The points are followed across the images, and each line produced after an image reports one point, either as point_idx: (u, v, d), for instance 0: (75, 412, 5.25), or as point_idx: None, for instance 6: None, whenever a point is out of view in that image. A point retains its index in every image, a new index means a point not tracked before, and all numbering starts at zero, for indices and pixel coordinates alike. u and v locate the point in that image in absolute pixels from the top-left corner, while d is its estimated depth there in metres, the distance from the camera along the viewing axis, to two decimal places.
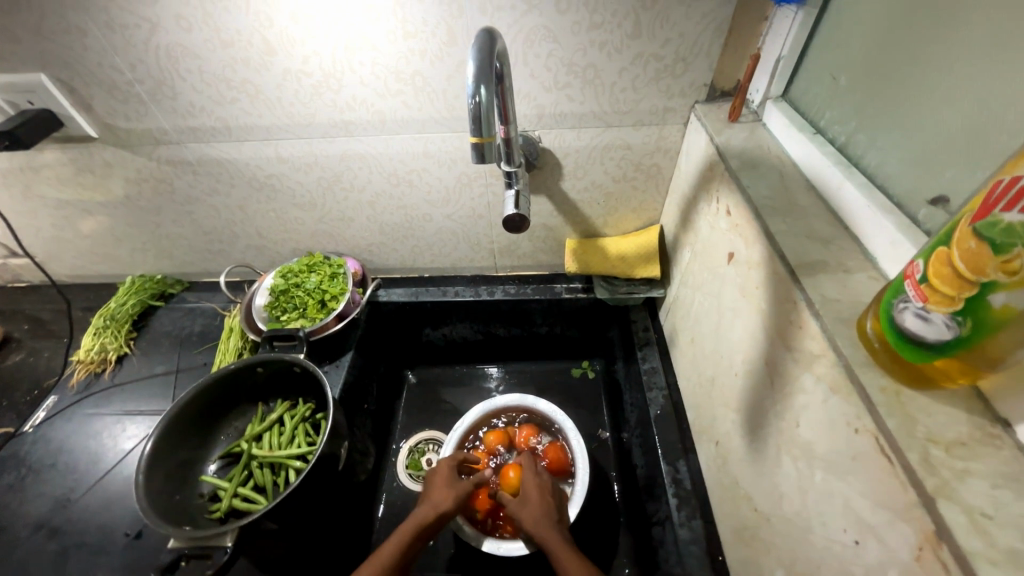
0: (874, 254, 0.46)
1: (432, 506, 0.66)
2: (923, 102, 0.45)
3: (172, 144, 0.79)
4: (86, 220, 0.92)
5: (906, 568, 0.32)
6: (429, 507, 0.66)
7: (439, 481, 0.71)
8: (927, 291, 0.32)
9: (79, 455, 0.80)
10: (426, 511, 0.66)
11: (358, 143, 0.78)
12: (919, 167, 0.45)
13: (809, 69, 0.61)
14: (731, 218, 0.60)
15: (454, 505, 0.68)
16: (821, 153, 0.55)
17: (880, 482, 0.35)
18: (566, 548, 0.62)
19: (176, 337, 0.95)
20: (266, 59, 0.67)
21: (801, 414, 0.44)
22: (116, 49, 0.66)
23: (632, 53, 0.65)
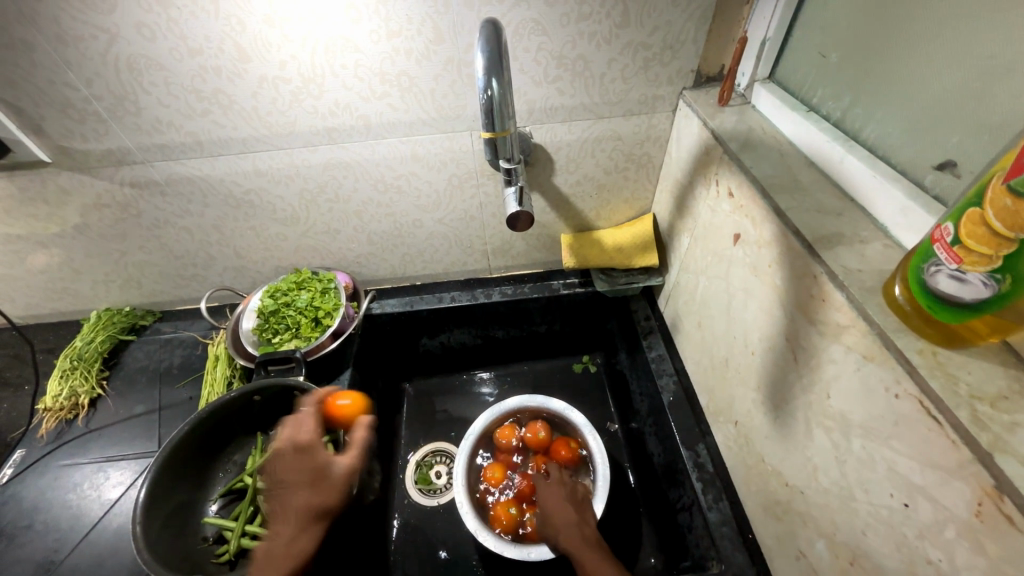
0: (885, 224, 0.48)
1: (296, 524, 0.56)
2: (918, 74, 0.47)
3: (137, 164, 0.73)
4: (39, 254, 0.84)
5: (965, 524, 0.33)
6: (302, 523, 0.56)
7: (296, 483, 0.59)
8: (961, 252, 0.34)
9: (58, 511, 0.73)
10: (303, 531, 0.56)
11: (342, 151, 0.74)
12: (921, 136, 0.48)
13: (795, 49, 0.63)
14: (734, 200, 0.60)
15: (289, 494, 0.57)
16: (818, 129, 0.57)
17: (929, 444, 0.35)
18: (586, 546, 0.62)
19: (155, 372, 0.88)
20: (240, 67, 0.63)
21: (831, 385, 0.45)
22: (69, 64, 0.60)
23: (622, 43, 0.65)
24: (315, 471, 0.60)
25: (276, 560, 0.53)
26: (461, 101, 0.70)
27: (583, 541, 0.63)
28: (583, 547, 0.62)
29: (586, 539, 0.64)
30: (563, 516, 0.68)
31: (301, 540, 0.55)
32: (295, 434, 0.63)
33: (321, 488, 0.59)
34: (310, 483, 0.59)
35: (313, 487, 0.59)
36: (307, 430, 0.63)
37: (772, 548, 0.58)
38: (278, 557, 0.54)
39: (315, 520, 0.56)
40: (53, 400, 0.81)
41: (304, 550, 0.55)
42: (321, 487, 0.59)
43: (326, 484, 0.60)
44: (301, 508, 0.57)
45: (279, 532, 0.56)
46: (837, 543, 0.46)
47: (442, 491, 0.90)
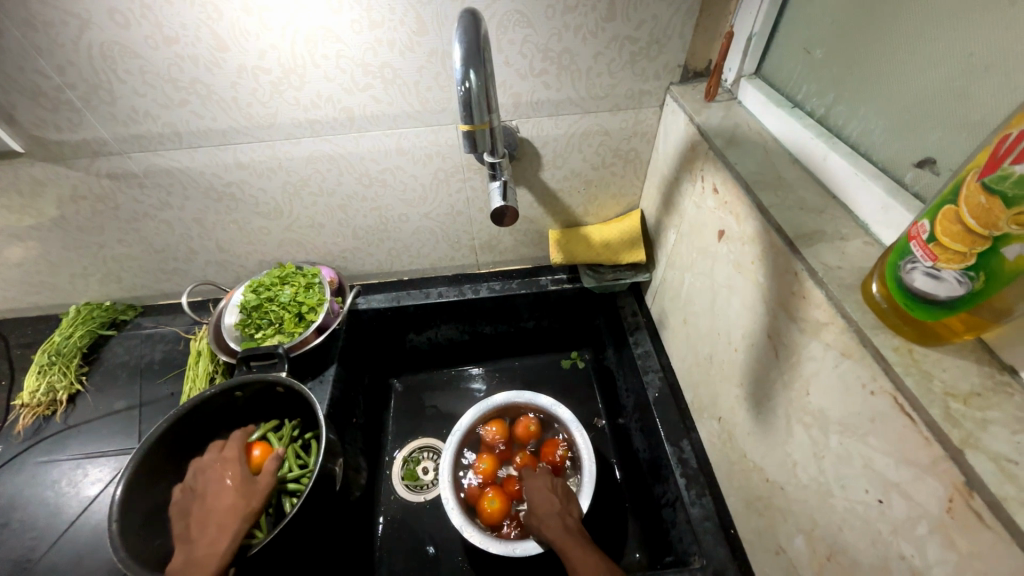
0: (866, 221, 0.48)
1: (215, 528, 0.58)
2: (900, 71, 0.47)
3: (113, 155, 0.71)
4: (15, 247, 0.82)
5: (937, 519, 0.33)
6: (220, 526, 0.58)
7: (218, 487, 0.63)
8: (936, 249, 0.34)
9: (35, 509, 0.72)
10: (222, 534, 0.57)
11: (325, 143, 0.73)
12: (903, 133, 0.48)
13: (781, 45, 0.62)
14: (719, 196, 0.60)
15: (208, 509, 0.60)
16: (803, 126, 0.57)
17: (903, 441, 0.35)
18: (568, 535, 0.62)
19: (136, 367, 0.87)
20: (217, 56, 0.61)
21: (810, 382, 0.45)
22: (39, 51, 0.59)
23: (608, 36, 0.64)
24: (240, 480, 0.64)
25: (197, 563, 0.55)
26: (446, 94, 0.69)
27: (565, 530, 0.63)
28: (565, 536, 0.62)
29: (568, 528, 0.64)
30: (546, 506, 0.68)
31: (228, 540, 0.57)
32: (220, 453, 0.68)
33: (247, 496, 0.62)
34: (234, 486, 0.63)
35: (216, 492, 0.63)
36: (233, 446, 0.68)
37: (752, 543, 0.58)
38: (200, 560, 0.55)
39: (217, 523, 0.59)
40: (29, 395, 0.79)
41: (222, 551, 0.56)
42: (244, 492, 0.62)
43: (247, 490, 0.63)
44: (222, 514, 0.60)
45: (195, 540, 0.58)
46: (815, 538, 0.46)
47: (429, 487, 0.90)
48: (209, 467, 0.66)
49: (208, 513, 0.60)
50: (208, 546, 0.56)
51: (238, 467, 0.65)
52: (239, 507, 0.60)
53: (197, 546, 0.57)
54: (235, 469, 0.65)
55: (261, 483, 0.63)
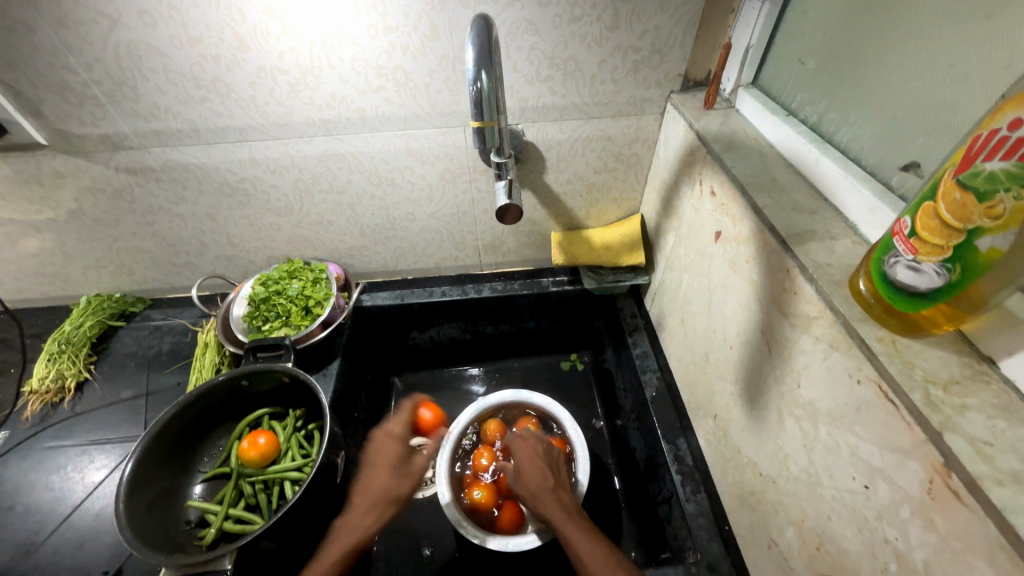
0: (855, 222, 0.50)
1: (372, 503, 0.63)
2: (888, 79, 0.50)
3: (133, 149, 0.74)
4: (31, 238, 0.84)
5: (919, 501, 0.35)
6: (372, 506, 0.62)
7: (378, 463, 0.68)
8: (916, 243, 0.36)
9: (40, 493, 0.73)
10: (369, 509, 0.62)
11: (337, 142, 0.75)
12: (890, 138, 0.50)
13: (776, 56, 0.65)
14: (716, 198, 0.62)
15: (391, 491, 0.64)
16: (797, 132, 0.59)
17: (887, 426, 0.37)
18: (562, 511, 0.63)
19: (143, 358, 0.89)
20: (238, 56, 0.64)
21: (801, 375, 0.47)
22: (69, 47, 0.61)
23: (611, 45, 0.67)
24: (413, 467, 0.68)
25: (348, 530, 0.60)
26: (456, 97, 0.72)
27: (559, 505, 0.64)
28: (559, 513, 0.63)
29: (561, 502, 0.65)
30: (537, 482, 0.68)
31: (379, 517, 0.62)
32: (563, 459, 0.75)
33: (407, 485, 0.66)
34: (389, 467, 0.67)
35: (377, 467, 0.67)
36: (400, 423, 0.74)
37: (745, 538, 0.59)
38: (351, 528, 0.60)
39: (370, 500, 0.63)
40: (38, 382, 0.81)
41: (373, 525, 0.61)
42: (403, 475, 0.67)
43: (410, 471, 0.68)
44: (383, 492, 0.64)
45: (353, 511, 0.62)
46: (805, 529, 0.48)
47: (427, 484, 0.91)
48: (382, 439, 0.70)
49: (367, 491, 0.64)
50: (356, 511, 0.62)
51: (401, 445, 0.70)
52: (393, 488, 0.64)
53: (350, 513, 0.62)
54: (393, 449, 0.69)
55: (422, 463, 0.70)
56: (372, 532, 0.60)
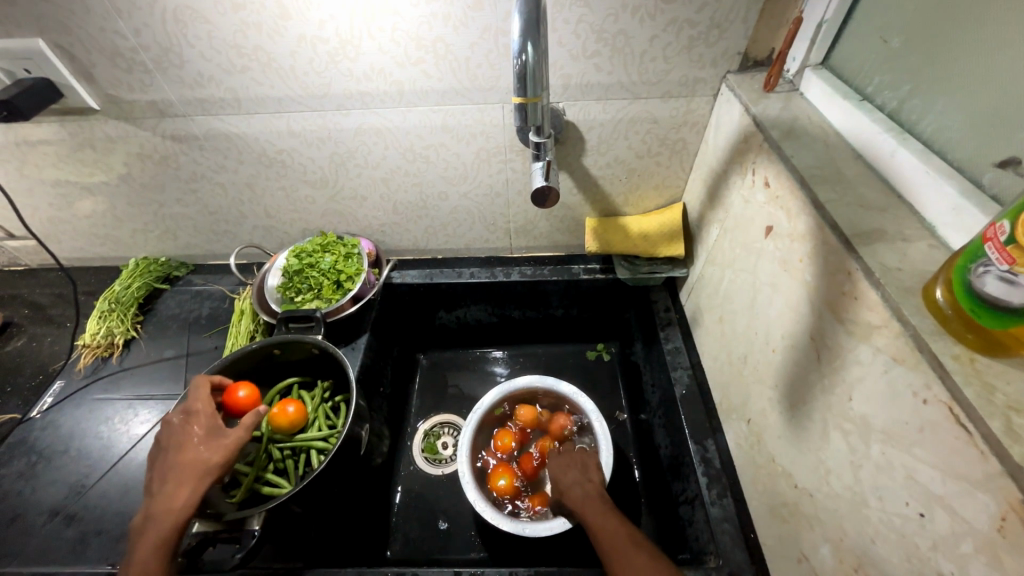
0: (933, 223, 0.45)
1: (177, 482, 0.54)
2: (990, 63, 0.44)
3: (178, 117, 0.75)
4: (85, 200, 0.88)
5: (986, 537, 0.31)
6: (181, 480, 0.54)
7: (183, 444, 0.57)
8: (1015, 252, 0.33)
9: (91, 441, 0.78)
10: (184, 486, 0.54)
11: (374, 116, 0.74)
12: (985, 131, 0.44)
13: (853, 34, 0.59)
14: (771, 190, 0.58)
15: (191, 462, 0.56)
16: (871, 120, 0.53)
17: (955, 452, 0.34)
18: (589, 502, 0.64)
19: (184, 321, 0.93)
20: (280, 24, 0.63)
21: (854, 387, 0.43)
22: (120, 12, 0.62)
23: (666, 19, 0.62)
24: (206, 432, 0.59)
25: (155, 520, 0.52)
26: (496, 72, 0.69)
27: (586, 496, 0.65)
28: (587, 503, 0.64)
29: (589, 494, 0.66)
30: (566, 476, 0.70)
31: (190, 495, 0.53)
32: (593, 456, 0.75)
33: (210, 448, 0.57)
34: (197, 443, 0.57)
35: (180, 450, 0.57)
36: (200, 399, 0.63)
37: (773, 549, 0.57)
38: (158, 515, 0.52)
39: (180, 476, 0.54)
40: (91, 337, 0.86)
41: (184, 505, 0.53)
42: (209, 447, 0.57)
43: (213, 443, 0.58)
44: (188, 464, 0.55)
45: (157, 491, 0.54)
46: (842, 548, 0.45)
47: (447, 462, 0.92)
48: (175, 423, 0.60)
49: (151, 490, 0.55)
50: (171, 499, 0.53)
51: (206, 422, 0.60)
52: (202, 461, 0.56)
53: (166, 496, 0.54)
54: (203, 425, 0.60)
55: (227, 440, 0.58)
56: (183, 514, 0.52)
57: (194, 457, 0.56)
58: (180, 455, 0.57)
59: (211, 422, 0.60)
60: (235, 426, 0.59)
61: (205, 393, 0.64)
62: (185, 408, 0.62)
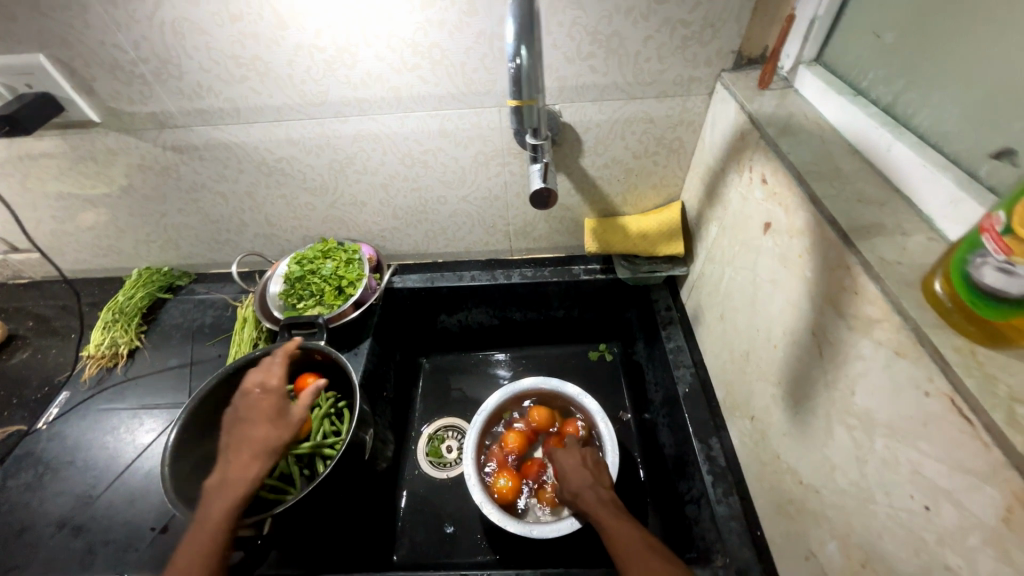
0: (931, 216, 0.45)
1: (248, 455, 0.56)
2: (983, 55, 0.44)
3: (178, 128, 0.76)
4: (88, 212, 0.89)
5: (993, 530, 0.31)
6: (252, 454, 0.56)
7: (255, 419, 0.59)
8: (1010, 242, 0.32)
9: (97, 451, 0.78)
10: (252, 459, 0.55)
11: (372, 122, 0.75)
12: (981, 123, 0.44)
13: (846, 30, 0.59)
14: (768, 187, 0.58)
15: (261, 437, 0.57)
16: (866, 114, 0.53)
17: (959, 445, 0.34)
18: (602, 506, 0.64)
19: (188, 330, 0.93)
20: (276, 34, 0.64)
21: (857, 382, 0.43)
22: (119, 26, 0.63)
23: (660, 19, 0.62)
24: (274, 410, 0.60)
25: (227, 487, 0.54)
26: (492, 76, 0.69)
27: (598, 501, 0.65)
28: (599, 508, 0.64)
29: (602, 499, 0.66)
30: (578, 480, 0.70)
31: (258, 470, 0.55)
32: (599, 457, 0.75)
33: (278, 427, 0.58)
34: (266, 420, 0.59)
35: (251, 424, 0.58)
36: (275, 375, 0.64)
37: (780, 546, 0.57)
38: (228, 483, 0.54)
39: (249, 450, 0.56)
40: (95, 348, 0.86)
41: (251, 479, 0.54)
42: (278, 425, 0.58)
43: (282, 422, 0.59)
44: (258, 440, 0.57)
45: (229, 459, 0.56)
46: (850, 544, 0.45)
47: (452, 466, 0.92)
48: (252, 395, 0.61)
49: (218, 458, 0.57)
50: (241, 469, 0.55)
51: (276, 398, 0.61)
52: (272, 438, 0.57)
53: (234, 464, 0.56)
54: (274, 402, 0.61)
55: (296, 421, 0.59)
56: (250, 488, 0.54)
57: (263, 434, 0.57)
58: (251, 429, 0.58)
59: (280, 398, 0.61)
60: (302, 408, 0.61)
61: (279, 369, 0.65)
62: (262, 381, 0.63)
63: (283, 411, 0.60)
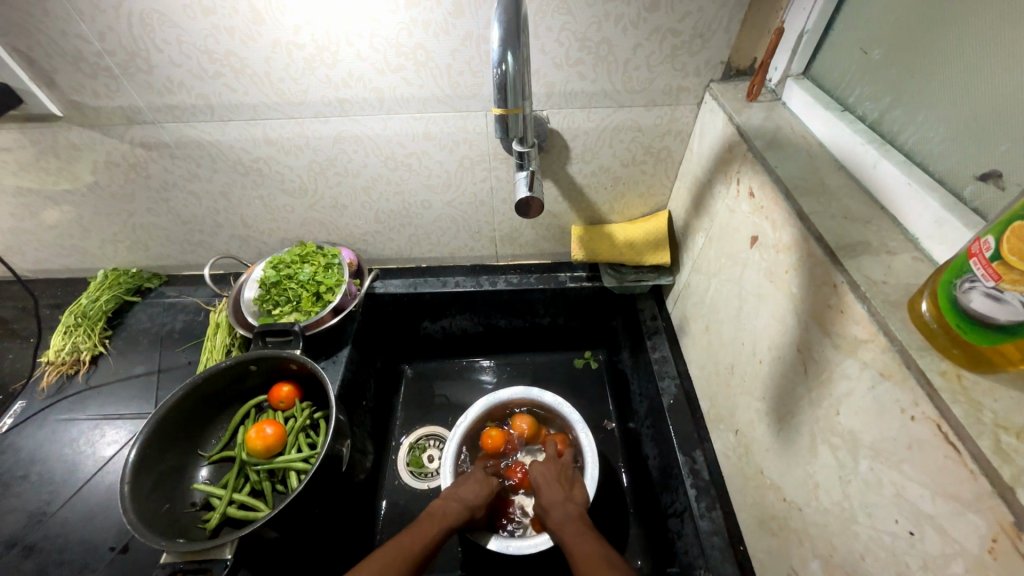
0: (916, 235, 0.45)
1: (428, 516, 0.65)
2: (968, 76, 0.44)
3: (147, 124, 0.72)
4: (50, 210, 0.84)
5: (977, 560, 0.31)
6: (429, 520, 0.65)
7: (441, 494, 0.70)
8: (1000, 269, 0.32)
9: (54, 464, 0.74)
10: (426, 525, 0.64)
11: (354, 124, 0.72)
12: (966, 143, 0.44)
13: (833, 44, 0.59)
14: (755, 200, 0.57)
15: (440, 505, 0.67)
16: (853, 130, 0.53)
17: (945, 472, 0.33)
18: (569, 523, 0.65)
19: (156, 335, 0.89)
20: (252, 30, 0.61)
21: (842, 402, 0.43)
22: (82, 16, 0.59)
23: (650, 28, 0.61)
24: (450, 490, 0.71)
25: (411, 537, 0.62)
26: (478, 79, 0.68)
27: (567, 517, 0.66)
28: (566, 525, 0.64)
29: (570, 515, 0.66)
30: (551, 494, 0.70)
31: (430, 534, 0.62)
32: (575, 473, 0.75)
33: (450, 498, 0.69)
34: (446, 495, 0.70)
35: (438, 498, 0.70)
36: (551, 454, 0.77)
37: (762, 562, 0.56)
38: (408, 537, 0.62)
39: (428, 515, 0.66)
40: (55, 353, 0.82)
41: (427, 538, 0.62)
42: (451, 495, 0.69)
43: (453, 494, 0.70)
44: (434, 507, 0.67)
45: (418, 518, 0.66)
46: (832, 565, 0.44)
47: (432, 476, 0.89)
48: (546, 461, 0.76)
49: (457, 485, 0.71)
50: (441, 506, 0.67)
51: (456, 483, 0.72)
52: (446, 506, 0.67)
53: (447, 502, 0.68)
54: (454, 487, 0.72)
55: (464, 503, 0.68)
56: (426, 545, 0.61)
57: (441, 506, 0.67)
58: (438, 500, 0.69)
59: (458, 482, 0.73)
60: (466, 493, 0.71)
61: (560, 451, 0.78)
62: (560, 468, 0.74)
63: (459, 487, 0.71)
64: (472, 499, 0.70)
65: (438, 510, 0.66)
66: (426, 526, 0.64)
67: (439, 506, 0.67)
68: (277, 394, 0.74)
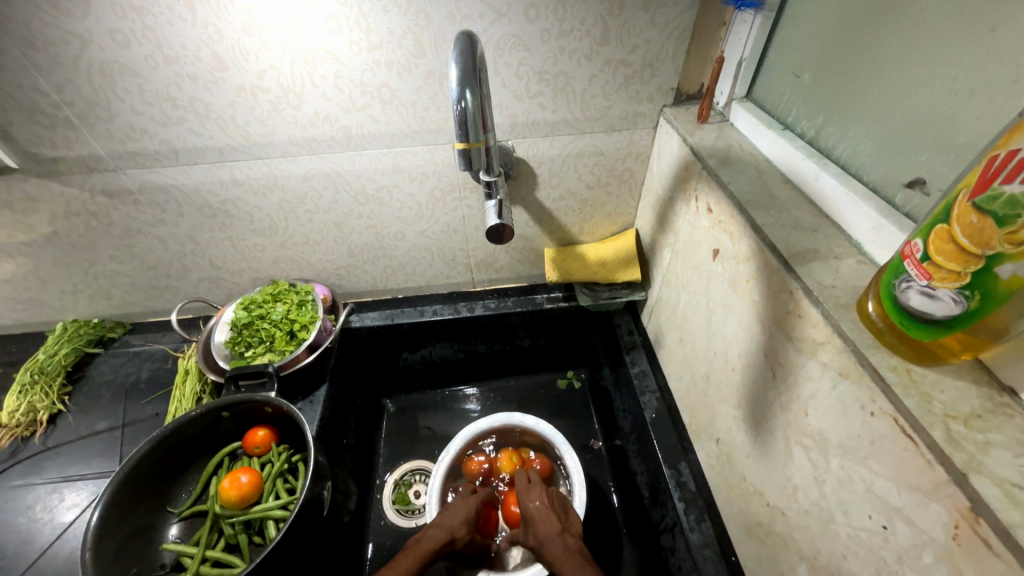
0: (860, 241, 0.49)
1: (406, 552, 0.64)
2: (887, 95, 0.48)
3: (108, 171, 0.71)
4: (4, 264, 0.81)
5: (945, 548, 0.32)
6: (409, 554, 0.63)
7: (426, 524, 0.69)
8: (930, 268, 0.34)
9: (7, 535, 0.69)
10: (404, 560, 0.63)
11: (323, 161, 0.73)
12: (892, 154, 0.49)
13: (770, 69, 0.64)
14: (713, 215, 0.60)
15: (421, 536, 0.66)
16: (794, 147, 0.58)
17: (906, 464, 0.35)
18: (569, 559, 0.63)
19: (120, 386, 0.85)
20: (216, 76, 0.62)
21: (809, 404, 0.45)
22: (40, 69, 0.59)
23: (602, 60, 0.65)
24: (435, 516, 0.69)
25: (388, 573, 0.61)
26: (443, 114, 0.70)
27: (565, 549, 0.65)
28: (567, 560, 0.63)
29: (568, 549, 0.64)
30: (545, 526, 0.68)
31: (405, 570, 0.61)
32: (564, 499, 0.74)
33: (433, 526, 0.68)
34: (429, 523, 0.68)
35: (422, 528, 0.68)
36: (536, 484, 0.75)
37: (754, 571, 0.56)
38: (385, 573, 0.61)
39: (406, 549, 0.64)
40: (8, 415, 0.77)
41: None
42: (433, 522, 0.68)
43: (436, 521, 0.68)
44: (414, 541, 0.66)
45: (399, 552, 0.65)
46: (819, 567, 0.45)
47: (420, 512, 0.87)
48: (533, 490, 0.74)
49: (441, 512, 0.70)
50: (424, 537, 0.66)
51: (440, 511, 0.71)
52: (428, 536, 0.66)
53: (429, 531, 0.67)
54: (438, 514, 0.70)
55: (445, 531, 0.67)
56: None
57: (424, 537, 0.66)
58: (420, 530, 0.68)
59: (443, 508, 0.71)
60: (448, 518, 0.69)
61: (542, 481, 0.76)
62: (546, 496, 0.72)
63: (443, 513, 0.70)
64: (455, 526, 0.68)
65: (416, 542, 0.65)
66: (403, 560, 0.63)
67: (419, 538, 0.66)
68: (251, 439, 0.71)
